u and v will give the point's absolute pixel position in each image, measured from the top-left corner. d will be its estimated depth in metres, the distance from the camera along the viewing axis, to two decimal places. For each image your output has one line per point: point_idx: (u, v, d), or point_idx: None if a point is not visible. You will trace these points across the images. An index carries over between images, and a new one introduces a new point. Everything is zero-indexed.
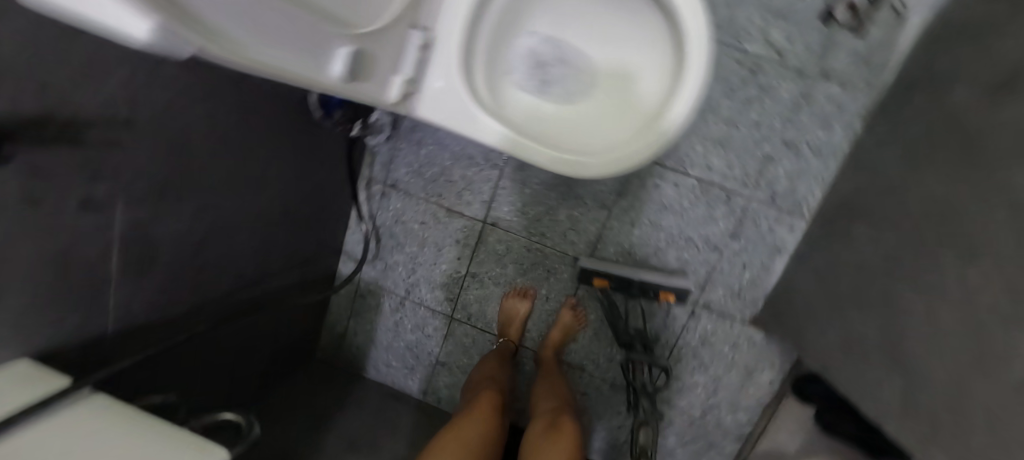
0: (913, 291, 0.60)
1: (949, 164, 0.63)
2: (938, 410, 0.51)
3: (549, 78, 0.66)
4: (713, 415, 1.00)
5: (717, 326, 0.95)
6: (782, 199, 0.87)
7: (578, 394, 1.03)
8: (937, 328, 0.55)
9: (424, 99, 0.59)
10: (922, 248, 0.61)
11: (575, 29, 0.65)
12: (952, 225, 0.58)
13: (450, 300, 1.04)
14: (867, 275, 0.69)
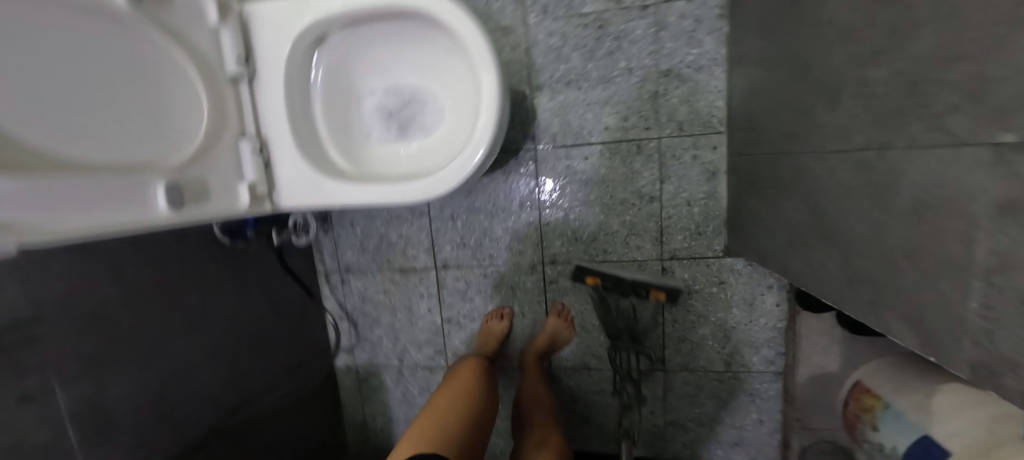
0: (811, 159, 0.56)
1: (792, 23, 0.60)
2: (872, 267, 0.46)
3: (400, 121, 0.69)
4: (738, 361, 0.92)
5: (694, 271, 0.90)
6: (689, 125, 0.86)
7: (597, 395, 0.99)
8: (839, 184, 0.50)
9: (284, 191, 0.64)
10: (803, 113, 0.58)
11: (396, 69, 0.67)
12: (812, 78, 0.55)
13: (439, 352, 1.05)
14: (781, 161, 0.65)
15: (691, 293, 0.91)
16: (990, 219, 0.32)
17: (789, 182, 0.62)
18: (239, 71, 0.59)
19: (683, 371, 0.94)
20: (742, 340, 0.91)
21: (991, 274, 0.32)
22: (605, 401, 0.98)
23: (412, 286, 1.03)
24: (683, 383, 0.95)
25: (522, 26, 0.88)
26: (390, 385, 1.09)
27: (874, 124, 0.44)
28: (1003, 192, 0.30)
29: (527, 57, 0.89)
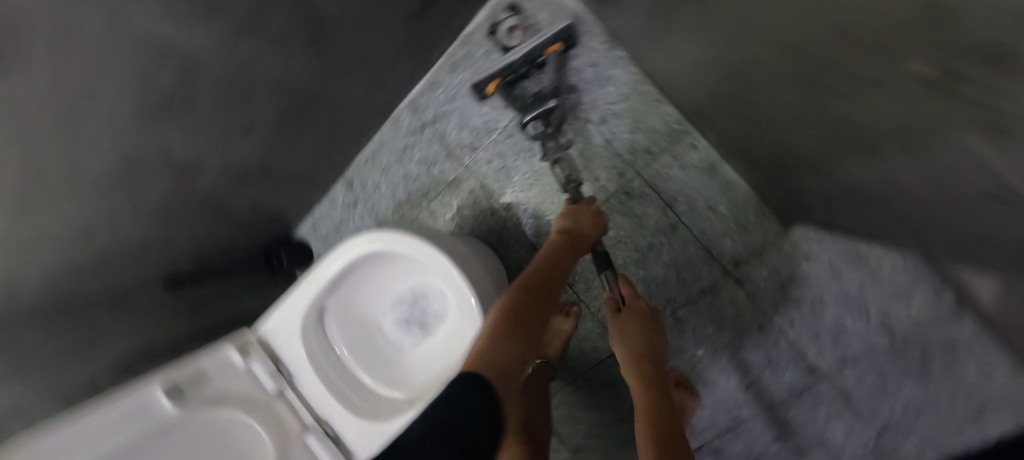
0: (779, 126, 0.49)
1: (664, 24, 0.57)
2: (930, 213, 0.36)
3: (417, 321, 0.74)
4: (903, 325, 0.72)
5: (769, 263, 0.79)
6: (655, 143, 0.83)
7: (773, 443, 0.83)
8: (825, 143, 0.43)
9: (356, 453, 0.67)
10: (736, 91, 0.53)
11: (391, 283, 0.75)
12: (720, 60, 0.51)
13: None
14: (756, 133, 0.58)
15: (783, 282, 0.79)
16: (987, 146, 0.24)
17: (780, 148, 0.55)
18: (277, 383, 0.68)
19: (843, 365, 0.77)
20: (884, 297, 0.73)
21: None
22: (788, 443, 0.82)
23: None
24: (856, 378, 0.77)
25: (467, 169, 0.95)
26: None
27: (798, 87, 0.39)
28: (966, 122, 0.23)
29: (485, 189, 0.94)
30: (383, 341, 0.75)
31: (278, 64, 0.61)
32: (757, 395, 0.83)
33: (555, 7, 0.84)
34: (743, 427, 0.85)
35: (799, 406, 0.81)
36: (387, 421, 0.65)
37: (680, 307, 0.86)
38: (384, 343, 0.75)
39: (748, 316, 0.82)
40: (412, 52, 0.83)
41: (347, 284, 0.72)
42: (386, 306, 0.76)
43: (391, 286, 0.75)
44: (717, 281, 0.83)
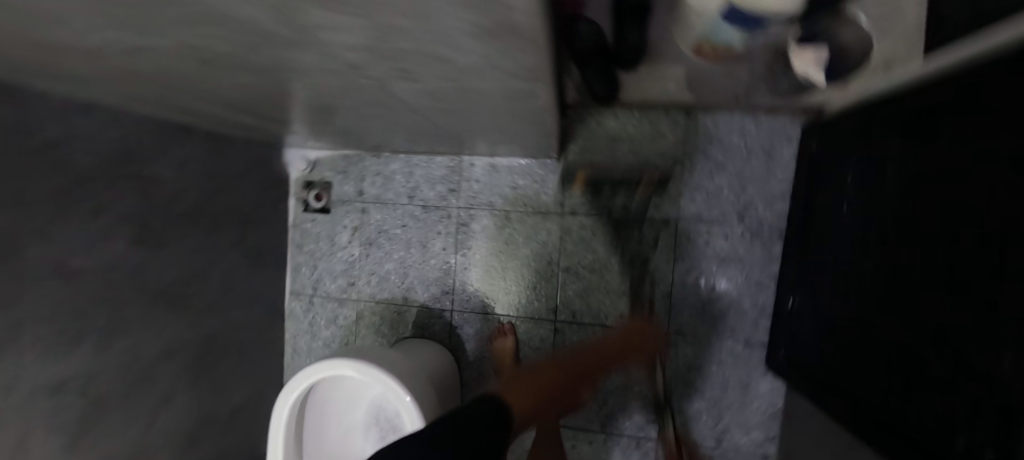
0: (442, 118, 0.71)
1: (362, 119, 0.81)
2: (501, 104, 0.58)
3: (390, 428, 0.82)
4: (674, 149, 0.95)
5: (578, 184, 0.99)
6: (453, 182, 1.04)
7: (700, 287, 0.96)
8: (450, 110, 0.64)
9: None
10: (415, 119, 0.75)
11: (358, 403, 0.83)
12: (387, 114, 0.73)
13: (635, 439, 1.00)
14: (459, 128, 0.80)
15: (598, 189, 0.98)
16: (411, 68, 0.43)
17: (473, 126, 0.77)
18: None
19: (678, 201, 0.96)
20: (649, 143, 0.96)
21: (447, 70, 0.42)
22: (708, 277, 0.96)
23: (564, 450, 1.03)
24: (692, 201, 0.95)
25: (356, 300, 1.10)
26: None
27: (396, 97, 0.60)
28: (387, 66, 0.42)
29: (380, 302, 1.09)
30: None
31: (157, 338, 0.78)
32: (660, 268, 0.97)
33: (327, 163, 1.10)
34: (676, 295, 0.97)
35: (687, 249, 0.96)
36: None
37: (563, 259, 1.01)
38: None
39: (603, 225, 0.99)
40: (262, 261, 1.04)
41: (314, 420, 0.83)
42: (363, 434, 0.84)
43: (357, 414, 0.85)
44: (565, 223, 1.00)
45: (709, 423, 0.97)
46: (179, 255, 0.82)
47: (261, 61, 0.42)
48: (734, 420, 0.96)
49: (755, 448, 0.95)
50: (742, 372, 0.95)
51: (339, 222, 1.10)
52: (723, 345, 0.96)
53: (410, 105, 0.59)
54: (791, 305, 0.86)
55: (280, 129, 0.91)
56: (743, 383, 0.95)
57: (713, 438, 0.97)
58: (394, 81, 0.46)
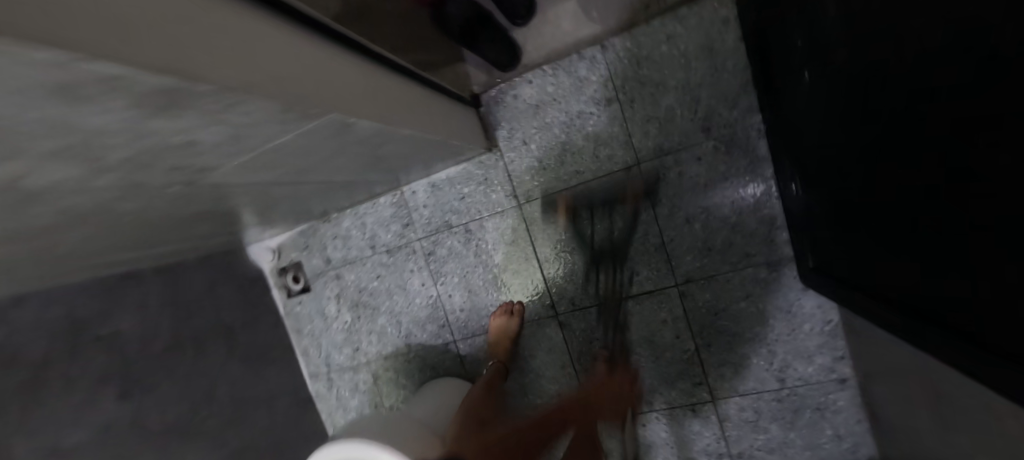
0: (329, 176, 0.66)
1: (274, 203, 0.78)
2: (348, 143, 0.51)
3: None
4: (603, 88, 0.83)
5: (522, 169, 0.90)
6: (404, 216, 1.00)
7: (693, 223, 0.83)
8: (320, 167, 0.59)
9: None
10: (310, 184, 0.70)
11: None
12: (279, 192, 0.69)
13: (689, 408, 0.89)
14: (362, 172, 0.74)
15: (544, 164, 0.89)
16: (189, 163, 0.38)
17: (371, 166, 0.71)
18: None
19: (631, 141, 0.84)
20: (575, 93, 0.84)
21: (215, 149, 0.36)
22: (696, 208, 0.83)
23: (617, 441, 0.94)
24: (645, 136, 0.83)
25: (368, 364, 1.09)
26: None
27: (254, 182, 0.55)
28: (158, 172, 0.37)
29: (388, 358, 1.07)
30: None
31: None
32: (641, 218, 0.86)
33: (292, 246, 1.10)
34: (670, 242, 0.85)
35: (661, 189, 0.84)
36: None
37: (539, 250, 0.92)
38: None
39: (564, 200, 0.89)
40: (267, 358, 1.06)
41: None
42: None
43: None
44: (526, 212, 0.92)
45: (762, 365, 0.84)
46: (173, 391, 0.84)
47: (44, 219, 0.39)
48: (789, 352, 0.82)
49: (826, 375, 0.81)
50: (777, 296, 0.82)
51: (323, 295, 1.09)
52: (743, 276, 0.83)
53: (266, 181, 0.55)
54: (798, 199, 0.71)
55: (222, 239, 0.92)
56: (783, 308, 0.82)
57: (773, 378, 0.84)
58: (192, 176, 0.42)
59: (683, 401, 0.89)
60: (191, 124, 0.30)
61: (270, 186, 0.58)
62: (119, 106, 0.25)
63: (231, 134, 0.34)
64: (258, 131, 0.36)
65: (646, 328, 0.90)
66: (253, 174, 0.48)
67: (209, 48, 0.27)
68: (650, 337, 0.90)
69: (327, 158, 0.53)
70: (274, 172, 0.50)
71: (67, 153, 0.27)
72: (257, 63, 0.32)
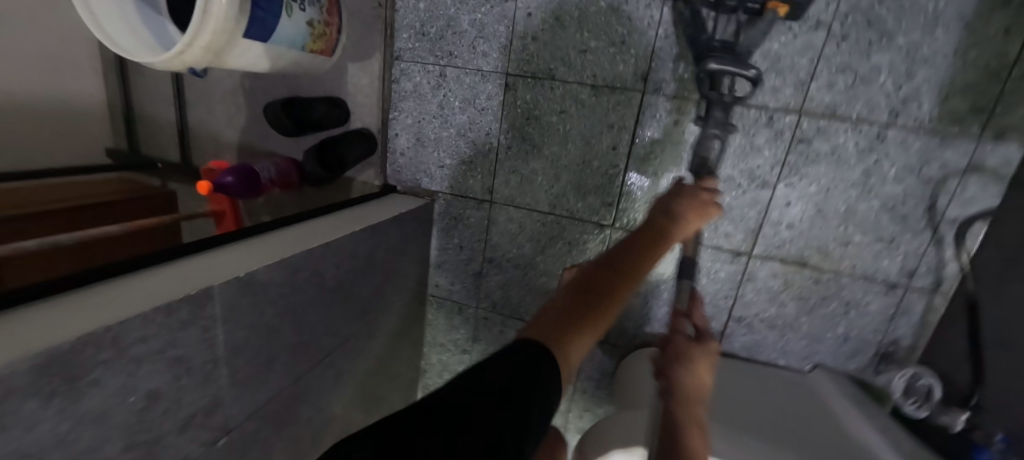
0: (343, 336, 0.69)
1: (358, 402, 0.81)
2: (292, 292, 0.54)
3: None
4: (428, 72, 0.84)
5: (462, 178, 0.89)
6: (452, 307, 1.00)
7: (592, 42, 0.75)
8: (318, 329, 0.62)
9: None
10: (351, 356, 0.74)
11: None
12: (341, 383, 0.73)
13: (799, 142, 0.72)
14: (372, 310, 0.77)
15: (467, 159, 0.88)
16: (186, 409, 0.42)
17: (366, 299, 0.74)
18: None
19: (484, 68, 0.82)
20: (420, 100, 0.86)
21: (177, 382, 0.41)
22: (577, 34, 0.75)
23: (792, 244, 0.76)
24: (485, 54, 0.81)
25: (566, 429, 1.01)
26: (923, 90, 0.66)
27: (293, 390, 0.60)
28: (177, 437, 0.42)
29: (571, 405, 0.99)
30: None
31: None
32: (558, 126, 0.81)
33: None
34: (598, 76, 0.77)
35: (542, 59, 0.78)
36: None
37: (541, 205, 0.86)
38: None
39: (507, 157, 0.85)
40: None
41: None
42: None
43: None
44: (501, 197, 0.88)
45: (791, 37, 0.68)
46: None
47: None
48: None
49: None
50: None
51: None
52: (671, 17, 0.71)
53: (293, 383, 0.59)
54: None
55: None
56: None
57: (813, 32, 0.67)
58: (213, 423, 0.46)
59: (785, 144, 0.72)
60: (122, 379, 0.36)
61: (307, 381, 0.62)
62: (21, 410, 0.29)
63: (168, 363, 0.39)
64: (185, 342, 0.41)
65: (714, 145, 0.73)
66: (263, 378, 0.52)
67: (31, 336, 0.31)
68: (690, 144, 0.76)
69: (298, 322, 0.57)
70: (274, 365, 0.54)
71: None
72: (134, 297, 0.38)
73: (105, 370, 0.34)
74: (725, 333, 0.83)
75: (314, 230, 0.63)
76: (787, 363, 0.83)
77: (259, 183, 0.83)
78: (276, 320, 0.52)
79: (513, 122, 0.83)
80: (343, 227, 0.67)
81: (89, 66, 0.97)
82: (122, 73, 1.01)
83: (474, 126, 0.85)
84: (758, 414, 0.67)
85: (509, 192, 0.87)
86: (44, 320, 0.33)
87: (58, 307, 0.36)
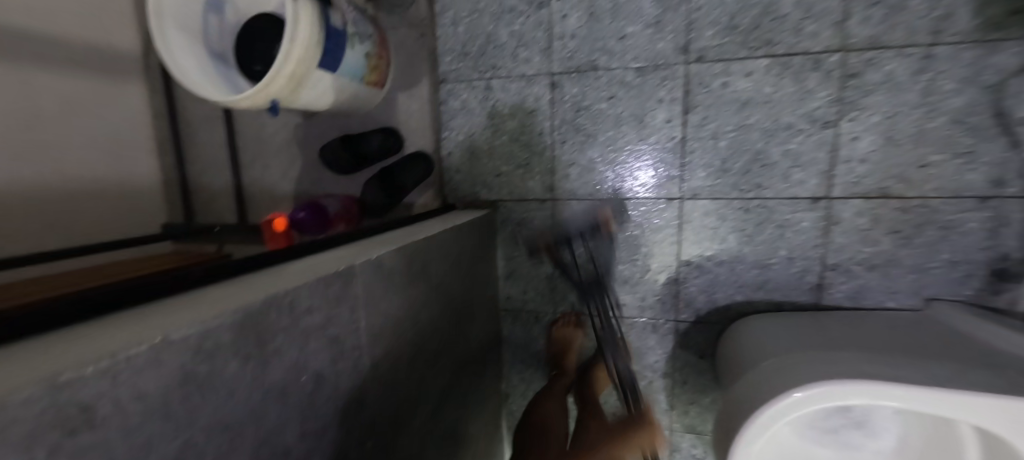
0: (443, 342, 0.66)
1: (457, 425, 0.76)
2: (408, 284, 0.53)
3: (823, 417, 0.62)
4: (474, 89, 0.89)
5: (519, 184, 0.91)
6: (528, 317, 0.96)
7: (628, 28, 0.80)
8: (427, 330, 0.59)
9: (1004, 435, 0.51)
10: (450, 369, 0.69)
11: (975, 380, 0.53)
12: (445, 399, 0.68)
13: (850, 77, 0.74)
14: (461, 319, 0.74)
15: (523, 162, 0.89)
16: (340, 397, 0.39)
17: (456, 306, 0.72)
18: None
19: (526, 75, 0.86)
20: (469, 116, 0.90)
21: (335, 363, 0.38)
22: (613, 24, 0.81)
23: (871, 177, 0.76)
24: (527, 61, 0.86)
25: (674, 432, 0.93)
26: (956, 5, 0.70)
27: (414, 397, 0.56)
28: (334, 429, 0.39)
29: (674, 403, 0.92)
30: (873, 422, 0.62)
31: None
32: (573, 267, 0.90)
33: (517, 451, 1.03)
34: (639, 60, 0.81)
35: (582, 55, 0.83)
36: (957, 412, 0.51)
37: (604, 195, 0.87)
38: (873, 422, 0.62)
39: (563, 154, 0.87)
40: None
41: None
42: (826, 440, 0.64)
43: (809, 447, 0.64)
44: (561, 194, 0.89)
45: None
46: None
47: None
48: None
49: None
50: None
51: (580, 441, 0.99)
52: None
53: (413, 390, 0.55)
54: None
55: None
56: None
57: None
58: (361, 421, 0.43)
59: (837, 82, 0.75)
60: (295, 352, 0.33)
61: (422, 389, 0.58)
62: (227, 367, 0.28)
63: (327, 341, 0.37)
64: (338, 319, 0.39)
65: (688, 200, 0.83)
66: (392, 376, 0.49)
67: (217, 301, 0.30)
68: (743, 101, 0.78)
69: (414, 318, 0.55)
70: (399, 363, 0.51)
71: (252, 446, 0.29)
72: (287, 275, 0.37)
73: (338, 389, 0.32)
74: (824, 284, 0.80)
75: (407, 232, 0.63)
76: (899, 304, 0.78)
77: (329, 217, 0.83)
78: (399, 312, 0.51)
79: (552, 139, 0.87)
80: (429, 229, 0.66)
81: (147, 146, 1.03)
82: (175, 149, 1.06)
83: (523, 139, 0.89)
84: (903, 347, 0.64)
85: (563, 199, 0.89)
86: (215, 295, 0.32)
87: (216, 289, 0.34)
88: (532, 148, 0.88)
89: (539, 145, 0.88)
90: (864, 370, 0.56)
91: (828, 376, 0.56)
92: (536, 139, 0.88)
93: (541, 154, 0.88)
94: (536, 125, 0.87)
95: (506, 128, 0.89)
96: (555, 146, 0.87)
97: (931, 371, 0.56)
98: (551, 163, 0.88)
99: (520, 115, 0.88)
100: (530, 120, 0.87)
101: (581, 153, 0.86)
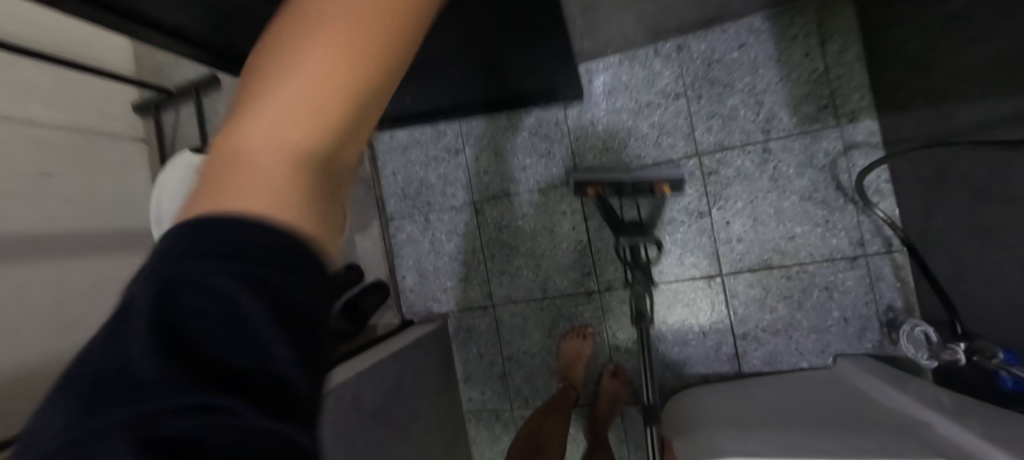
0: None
1: None
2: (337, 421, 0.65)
3: None
4: (416, 223, 1.07)
5: (464, 296, 1.05)
6: (490, 416, 1.04)
7: (527, 161, 0.99)
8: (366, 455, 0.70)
9: None
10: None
11: (834, 441, 0.59)
12: None
13: (710, 174, 0.89)
14: (412, 432, 0.84)
15: (463, 277, 1.04)
16: None
17: (403, 422, 0.82)
18: None
19: (454, 206, 1.04)
20: (414, 245, 1.07)
21: None
22: (515, 159, 1.00)
23: (750, 253, 0.87)
24: (454, 196, 1.04)
25: None
26: (776, 108, 0.86)
27: None
28: None
29: None
30: None
31: None
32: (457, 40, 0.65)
33: None
34: (539, 183, 0.98)
35: (496, 185, 1.02)
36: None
37: (534, 296, 1.00)
38: None
39: (494, 265, 1.02)
40: None
41: None
42: None
43: None
44: (499, 300, 1.02)
45: (664, 110, 0.91)
46: None
47: None
48: (650, 89, 0.92)
49: (677, 60, 0.90)
50: (594, 101, 0.95)
51: None
52: (574, 127, 0.96)
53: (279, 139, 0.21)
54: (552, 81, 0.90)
55: None
56: (605, 96, 0.94)
57: (677, 101, 0.90)
58: None
59: (700, 181, 0.89)
60: None
61: None
62: None
63: None
64: None
65: (606, 291, 0.95)
66: None
67: None
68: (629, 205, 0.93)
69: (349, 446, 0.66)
70: None
71: None
72: None
73: (159, 382, 0.12)
74: (738, 354, 0.88)
75: (350, 367, 0.76)
76: (811, 364, 0.85)
77: None
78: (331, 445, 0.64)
79: (484, 255, 1.03)
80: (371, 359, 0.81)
81: None
82: None
83: (460, 259, 1.04)
84: (798, 411, 0.70)
85: (502, 303, 1.02)
86: None
87: None
88: (468, 264, 1.04)
89: (474, 261, 1.03)
90: (739, 444, 0.63)
91: (711, 451, 0.63)
92: (471, 256, 1.03)
93: (476, 268, 1.03)
94: (469, 246, 1.03)
95: (444, 252, 1.05)
96: (487, 260, 1.03)
97: (803, 437, 0.62)
98: (486, 275, 1.03)
99: (455, 239, 1.04)
100: (463, 242, 1.04)
101: (509, 264, 1.01)
